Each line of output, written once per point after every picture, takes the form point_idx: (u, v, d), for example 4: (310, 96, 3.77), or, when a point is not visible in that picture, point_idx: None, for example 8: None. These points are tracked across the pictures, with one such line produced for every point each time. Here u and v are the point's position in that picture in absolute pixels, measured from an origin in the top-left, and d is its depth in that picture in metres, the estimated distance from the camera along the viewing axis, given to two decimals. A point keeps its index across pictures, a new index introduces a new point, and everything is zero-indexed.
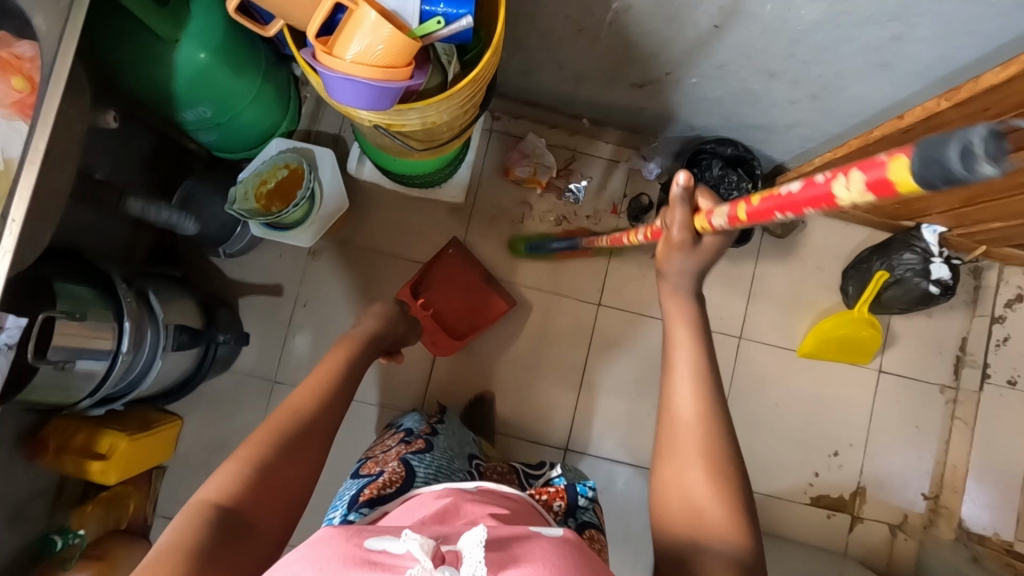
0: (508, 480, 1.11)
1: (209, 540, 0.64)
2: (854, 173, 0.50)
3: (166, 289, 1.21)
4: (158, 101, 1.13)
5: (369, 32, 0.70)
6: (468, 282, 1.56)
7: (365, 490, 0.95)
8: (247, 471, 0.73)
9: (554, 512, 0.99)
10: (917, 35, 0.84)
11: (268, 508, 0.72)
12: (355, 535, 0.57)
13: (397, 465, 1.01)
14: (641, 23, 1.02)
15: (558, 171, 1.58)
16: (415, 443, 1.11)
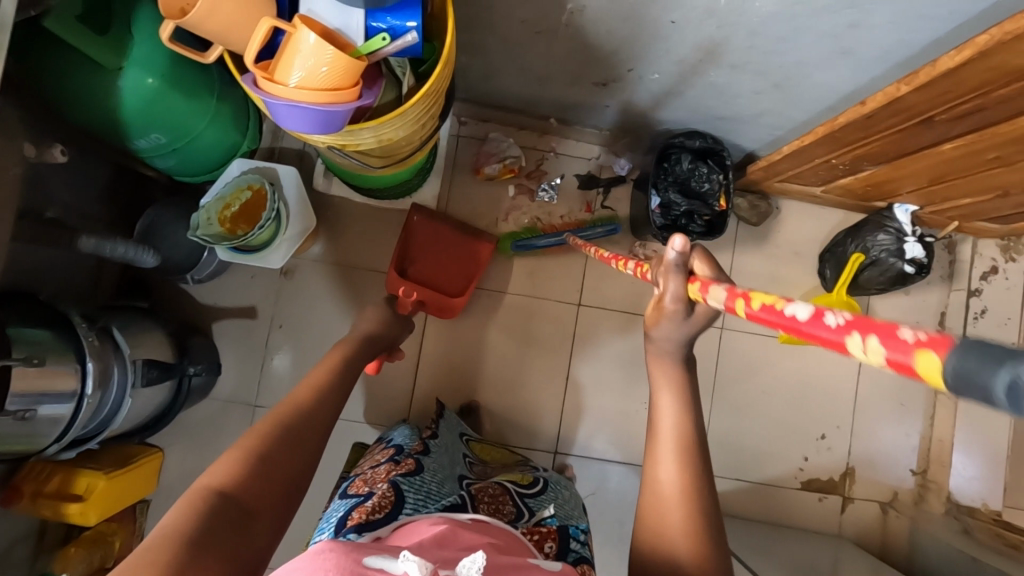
0: (501, 501, 1.07)
1: (203, 526, 0.59)
2: (865, 339, 0.40)
3: (132, 323, 1.17)
4: (108, 132, 1.09)
5: (311, 55, 0.67)
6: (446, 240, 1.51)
7: (354, 514, 0.91)
8: (245, 459, 0.68)
9: (545, 552, 0.97)
10: (873, 21, 0.84)
11: (269, 496, 0.66)
12: (352, 551, 0.56)
13: (387, 486, 0.97)
14: (598, 23, 1.00)
15: (529, 172, 1.56)
16: (404, 463, 1.08)
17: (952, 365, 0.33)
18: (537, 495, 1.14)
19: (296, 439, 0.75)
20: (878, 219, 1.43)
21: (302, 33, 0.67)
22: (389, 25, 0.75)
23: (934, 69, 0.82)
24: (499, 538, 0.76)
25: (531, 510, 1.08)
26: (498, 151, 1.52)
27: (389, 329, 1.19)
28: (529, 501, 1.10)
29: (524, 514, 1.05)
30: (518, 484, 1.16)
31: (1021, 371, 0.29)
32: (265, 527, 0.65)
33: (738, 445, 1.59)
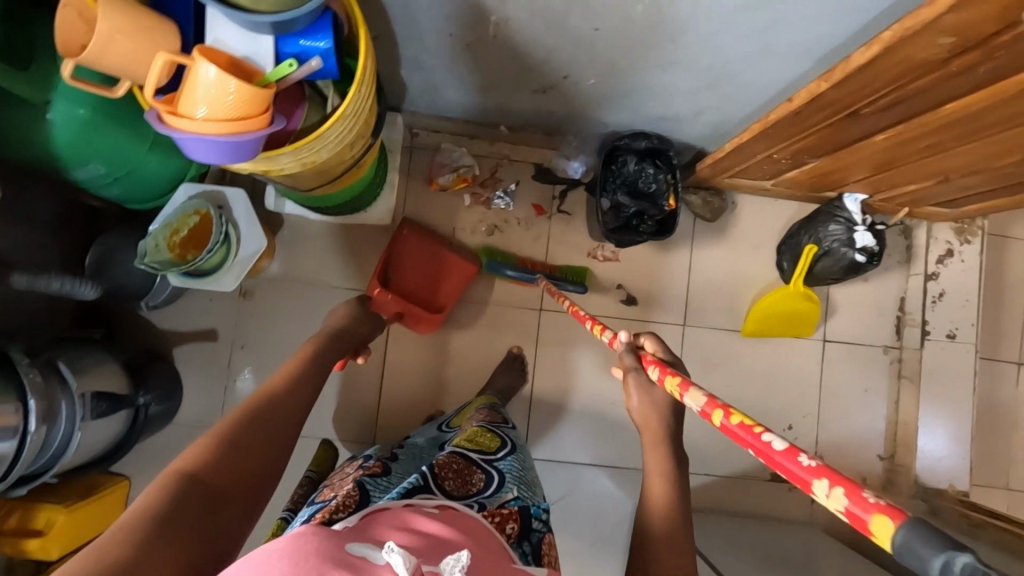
0: (469, 469, 1.00)
1: (183, 504, 0.63)
2: (830, 489, 0.46)
3: (81, 355, 1.17)
4: (45, 164, 1.08)
5: (213, 86, 0.67)
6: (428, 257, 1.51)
7: (316, 516, 0.86)
8: (213, 446, 0.73)
9: (508, 536, 0.88)
10: (786, 20, 0.85)
11: (236, 478, 0.71)
12: (334, 536, 0.59)
13: (350, 487, 0.95)
14: (525, 34, 1.01)
15: (484, 180, 1.57)
16: (371, 467, 1.06)
17: (900, 540, 0.39)
18: (506, 458, 1.09)
19: (261, 429, 0.79)
20: (829, 210, 1.44)
21: (201, 65, 0.67)
22: (300, 49, 0.75)
23: (848, 66, 0.83)
24: (463, 522, 0.79)
25: (503, 475, 1.03)
26: (451, 161, 1.53)
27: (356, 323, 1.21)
28: (499, 464, 1.05)
29: (493, 484, 0.98)
30: (483, 451, 1.09)
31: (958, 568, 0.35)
32: (236, 511, 0.68)
33: (706, 441, 1.59)
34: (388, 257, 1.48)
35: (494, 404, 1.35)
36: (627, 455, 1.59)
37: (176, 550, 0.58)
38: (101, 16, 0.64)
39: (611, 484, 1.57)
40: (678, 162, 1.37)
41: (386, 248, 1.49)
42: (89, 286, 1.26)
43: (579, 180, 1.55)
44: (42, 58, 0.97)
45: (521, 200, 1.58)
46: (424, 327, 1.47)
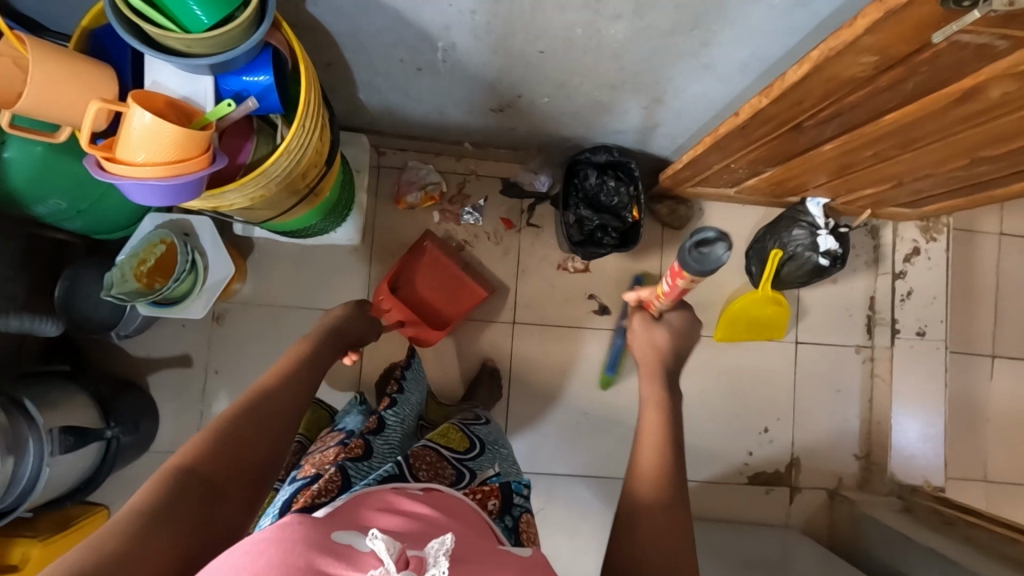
0: (440, 464, 1.10)
1: (174, 499, 0.68)
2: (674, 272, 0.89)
3: (45, 392, 1.17)
4: (6, 202, 1.10)
5: (148, 130, 0.68)
6: (446, 272, 1.53)
7: (300, 499, 0.93)
8: (221, 434, 0.78)
9: (488, 511, 0.98)
10: (720, 37, 0.86)
11: (234, 472, 0.75)
12: (318, 524, 0.62)
13: (333, 469, 0.99)
14: (472, 58, 1.02)
15: (452, 197, 1.57)
16: (352, 446, 1.09)
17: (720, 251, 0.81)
18: (475, 458, 1.19)
19: (266, 418, 0.83)
20: (792, 215, 1.45)
21: (135, 110, 0.68)
22: (241, 86, 0.77)
23: (783, 83, 0.84)
24: (449, 508, 0.80)
25: (473, 471, 1.14)
26: (417, 179, 1.53)
27: (339, 322, 1.21)
28: (469, 464, 1.15)
29: (463, 477, 1.10)
30: (456, 450, 1.18)
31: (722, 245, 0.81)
32: (234, 500, 0.74)
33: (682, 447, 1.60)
34: (400, 269, 1.51)
35: (476, 406, 1.43)
36: (606, 465, 1.59)
37: (168, 539, 0.64)
38: (34, 67, 0.66)
39: (590, 494, 1.57)
40: (638, 173, 1.38)
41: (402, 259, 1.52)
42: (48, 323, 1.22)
43: (547, 192, 1.53)
44: None
45: (489, 215, 1.59)
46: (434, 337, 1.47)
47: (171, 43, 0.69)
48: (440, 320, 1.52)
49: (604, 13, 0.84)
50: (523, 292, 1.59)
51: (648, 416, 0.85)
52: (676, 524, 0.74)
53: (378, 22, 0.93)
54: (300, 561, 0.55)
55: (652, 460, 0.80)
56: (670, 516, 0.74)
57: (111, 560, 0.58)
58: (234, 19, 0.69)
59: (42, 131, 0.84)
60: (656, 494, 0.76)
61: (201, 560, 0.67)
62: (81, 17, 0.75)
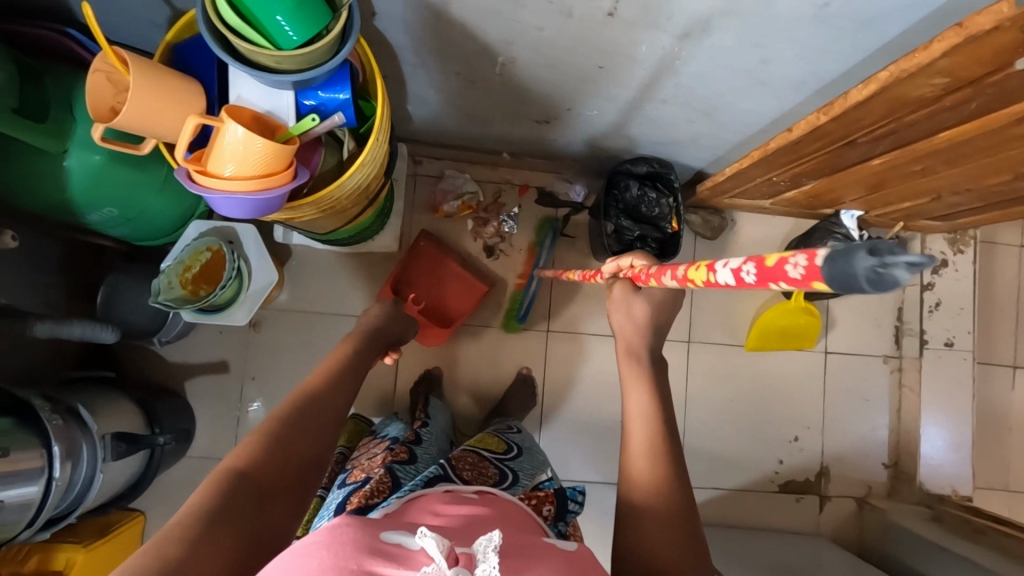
0: (485, 464, 1.11)
1: (227, 502, 0.68)
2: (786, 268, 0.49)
3: (95, 399, 1.18)
4: (59, 210, 1.08)
5: (240, 146, 0.69)
6: (443, 268, 1.52)
7: (353, 498, 0.95)
8: (267, 438, 0.78)
9: (545, 517, 0.99)
10: (781, 57, 0.88)
11: (283, 475, 0.75)
12: (368, 525, 0.61)
13: (383, 470, 1.02)
14: (528, 72, 1.03)
15: (487, 205, 1.58)
16: (398, 451, 1.12)
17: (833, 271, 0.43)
18: (516, 458, 1.21)
19: (309, 426, 0.83)
20: (826, 226, 1.48)
21: (229, 123, 0.69)
22: (320, 101, 0.79)
23: (845, 102, 0.87)
24: (501, 506, 0.82)
25: (515, 473, 1.14)
26: (455, 187, 1.54)
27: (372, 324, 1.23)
28: (511, 464, 1.17)
29: (507, 477, 1.11)
30: (497, 450, 1.21)
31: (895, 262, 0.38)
32: (285, 503, 0.74)
33: (713, 455, 1.61)
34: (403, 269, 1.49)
35: (504, 418, 1.43)
36: None
37: (224, 542, 0.64)
38: (136, 85, 0.67)
39: None
40: (678, 184, 1.40)
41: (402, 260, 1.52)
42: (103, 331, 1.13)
43: (581, 203, 1.59)
44: (58, 109, 0.96)
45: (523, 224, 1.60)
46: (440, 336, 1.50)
47: (262, 59, 0.71)
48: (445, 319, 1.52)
49: (670, 32, 0.85)
50: (556, 299, 1.61)
51: (636, 415, 0.76)
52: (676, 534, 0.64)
53: (441, 37, 0.94)
54: (351, 564, 0.54)
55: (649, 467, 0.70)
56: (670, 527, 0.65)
57: (174, 563, 0.58)
58: (323, 36, 0.71)
59: (124, 141, 0.85)
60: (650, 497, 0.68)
61: (254, 565, 0.66)
62: (165, 32, 0.77)
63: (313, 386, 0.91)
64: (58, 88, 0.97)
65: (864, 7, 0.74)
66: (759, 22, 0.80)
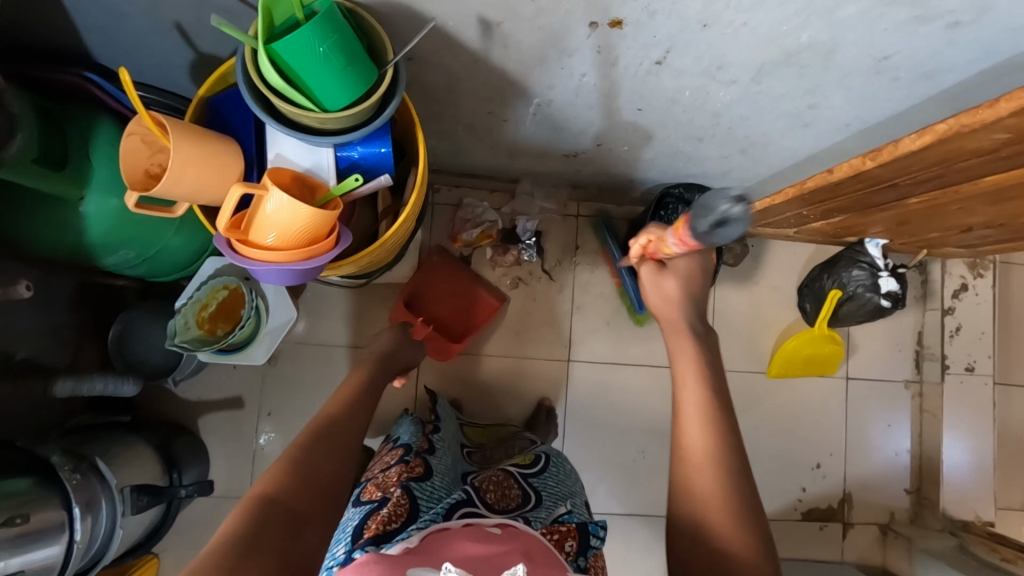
0: (508, 485, 0.97)
1: (256, 531, 0.64)
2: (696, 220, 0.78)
3: (112, 448, 1.13)
4: (77, 256, 1.03)
5: (282, 219, 0.66)
6: (453, 284, 1.49)
7: (369, 523, 0.83)
8: (291, 464, 0.74)
9: (565, 554, 0.81)
10: (831, 103, 0.87)
11: (311, 499, 0.71)
12: (394, 563, 0.57)
13: (399, 491, 0.90)
14: (564, 112, 1.01)
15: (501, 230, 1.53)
16: (414, 465, 1.00)
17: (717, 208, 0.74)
18: (541, 474, 1.06)
19: (331, 444, 0.80)
20: (851, 254, 1.47)
21: (272, 191, 0.65)
22: (360, 154, 0.76)
23: (898, 149, 0.88)
24: (528, 545, 0.68)
25: (539, 492, 0.99)
26: (474, 217, 1.50)
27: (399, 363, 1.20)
28: (535, 482, 1.02)
29: (531, 500, 0.95)
30: (520, 467, 1.06)
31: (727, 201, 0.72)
32: (315, 530, 0.70)
33: None
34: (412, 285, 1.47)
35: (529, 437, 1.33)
36: (660, 502, 1.57)
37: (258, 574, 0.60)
38: (175, 148, 0.64)
39: (646, 532, 1.56)
40: None
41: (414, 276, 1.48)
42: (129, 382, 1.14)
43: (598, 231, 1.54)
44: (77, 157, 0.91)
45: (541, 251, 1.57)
46: (447, 354, 1.47)
47: (305, 121, 0.68)
48: (454, 334, 1.48)
49: (719, 79, 0.84)
50: (577, 329, 1.58)
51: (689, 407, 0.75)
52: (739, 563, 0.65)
53: (480, 81, 0.91)
54: None
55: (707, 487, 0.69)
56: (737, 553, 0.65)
57: None
58: (370, 96, 0.69)
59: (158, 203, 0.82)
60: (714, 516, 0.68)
61: None
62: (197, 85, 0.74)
63: (329, 412, 0.87)
64: (74, 133, 0.92)
65: (925, 60, 0.72)
66: (814, 71, 0.79)
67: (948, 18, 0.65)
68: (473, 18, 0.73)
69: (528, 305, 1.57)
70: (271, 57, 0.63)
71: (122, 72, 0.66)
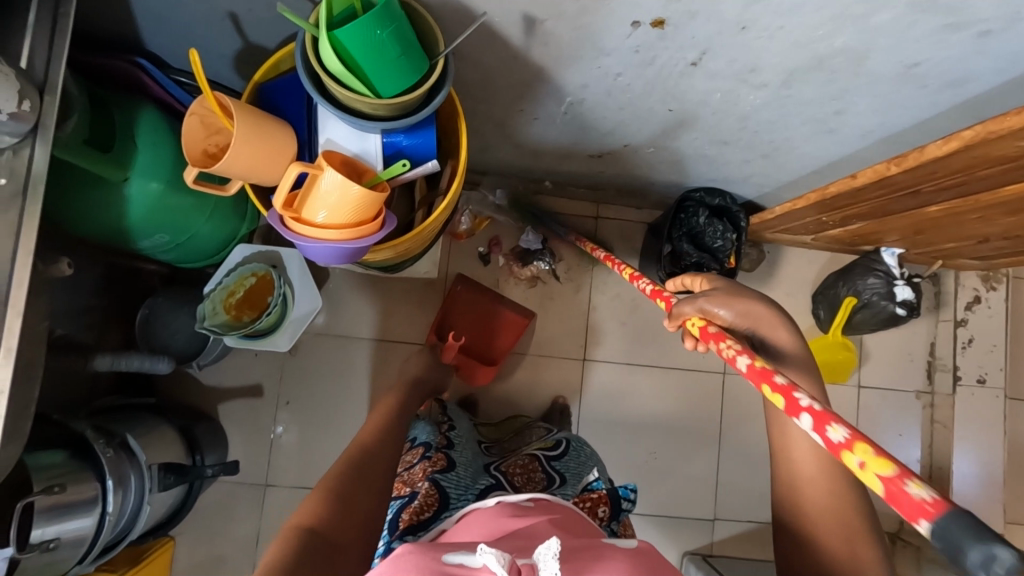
0: (533, 469, 1.03)
1: (295, 559, 0.65)
2: (910, 483, 0.43)
3: (140, 427, 1.16)
4: (113, 238, 1.05)
5: (333, 200, 0.69)
6: (483, 308, 1.52)
7: (403, 515, 0.88)
8: (327, 496, 0.76)
9: (599, 518, 0.93)
10: (857, 109, 0.89)
11: (350, 531, 0.73)
12: (429, 550, 0.58)
13: (427, 483, 0.93)
14: (594, 111, 1.03)
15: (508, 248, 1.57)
16: (437, 458, 1.01)
17: (948, 520, 0.39)
18: (562, 457, 1.07)
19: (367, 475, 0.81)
20: (866, 263, 1.48)
21: (326, 171, 0.68)
22: (405, 142, 0.79)
23: (922, 155, 0.90)
24: (560, 520, 0.70)
25: (563, 474, 1.02)
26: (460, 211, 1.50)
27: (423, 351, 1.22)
28: (557, 465, 1.05)
29: (556, 479, 1.00)
30: (544, 450, 1.10)
31: (1003, 551, 0.36)
32: (350, 559, 0.71)
33: (747, 489, 1.60)
34: (442, 315, 1.51)
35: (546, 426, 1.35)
36: (670, 503, 1.58)
37: None
38: (236, 130, 0.68)
39: (656, 532, 1.57)
40: (745, 222, 1.39)
41: (442, 306, 1.53)
42: (164, 361, 1.18)
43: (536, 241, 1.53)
44: (122, 140, 0.94)
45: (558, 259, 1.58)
46: (483, 381, 1.51)
47: (358, 106, 0.71)
48: (488, 357, 1.52)
49: (750, 82, 0.87)
50: (592, 328, 1.60)
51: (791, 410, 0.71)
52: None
53: (515, 79, 0.95)
54: None
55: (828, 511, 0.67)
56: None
57: None
58: (419, 85, 0.72)
59: (206, 181, 0.85)
60: (832, 540, 0.65)
61: None
62: (252, 72, 0.78)
63: None
64: (121, 117, 0.94)
65: (953, 67, 0.75)
66: (843, 77, 0.82)
67: (979, 27, 0.68)
68: (518, 15, 0.76)
69: (546, 304, 1.60)
70: (331, 44, 0.66)
71: (190, 54, 0.69)
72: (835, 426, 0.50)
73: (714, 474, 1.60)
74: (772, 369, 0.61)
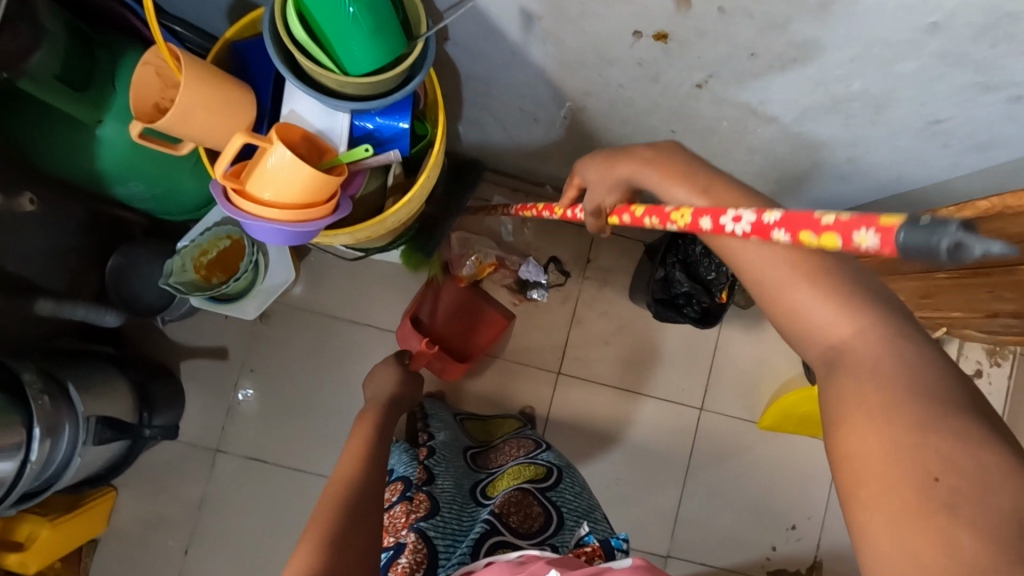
0: (527, 504, 0.97)
1: None
2: (858, 232, 0.40)
3: (85, 379, 1.13)
4: (87, 181, 1.01)
5: (279, 175, 0.65)
6: (465, 305, 1.47)
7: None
8: (319, 537, 0.72)
9: None
10: (873, 158, 0.83)
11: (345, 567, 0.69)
12: None
13: (413, 536, 0.91)
14: (596, 120, 0.97)
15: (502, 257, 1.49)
16: (418, 502, 0.97)
17: (902, 237, 0.36)
18: (557, 486, 1.04)
19: None
20: None
21: (275, 146, 0.64)
22: (377, 124, 0.74)
23: None
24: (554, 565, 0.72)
25: (558, 510, 0.99)
26: (471, 250, 1.42)
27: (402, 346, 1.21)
28: (553, 496, 1.01)
29: (552, 519, 0.96)
30: (534, 480, 1.04)
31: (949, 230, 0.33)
32: None
33: (706, 527, 1.55)
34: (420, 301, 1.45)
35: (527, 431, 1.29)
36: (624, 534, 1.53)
37: None
38: (186, 88, 0.63)
39: None
40: None
41: (421, 292, 1.46)
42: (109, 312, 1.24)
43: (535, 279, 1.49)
44: (98, 81, 0.89)
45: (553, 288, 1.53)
46: (453, 376, 1.45)
47: (323, 80, 0.67)
48: (463, 355, 1.47)
49: (760, 115, 0.81)
50: (574, 342, 1.55)
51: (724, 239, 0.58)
52: (874, 412, 0.43)
53: (516, 75, 0.89)
54: None
55: (807, 299, 0.50)
56: (864, 377, 0.45)
57: None
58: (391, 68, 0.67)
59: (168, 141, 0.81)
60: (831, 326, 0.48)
61: None
62: (227, 27, 0.74)
63: None
64: (102, 57, 0.90)
65: (981, 128, 0.70)
66: (861, 123, 0.76)
67: (1011, 91, 0.63)
68: (514, 6, 0.71)
69: (529, 310, 1.54)
70: (300, 10, 0.62)
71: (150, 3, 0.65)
72: (776, 223, 0.47)
73: (674, 509, 1.55)
74: (693, 219, 0.56)
